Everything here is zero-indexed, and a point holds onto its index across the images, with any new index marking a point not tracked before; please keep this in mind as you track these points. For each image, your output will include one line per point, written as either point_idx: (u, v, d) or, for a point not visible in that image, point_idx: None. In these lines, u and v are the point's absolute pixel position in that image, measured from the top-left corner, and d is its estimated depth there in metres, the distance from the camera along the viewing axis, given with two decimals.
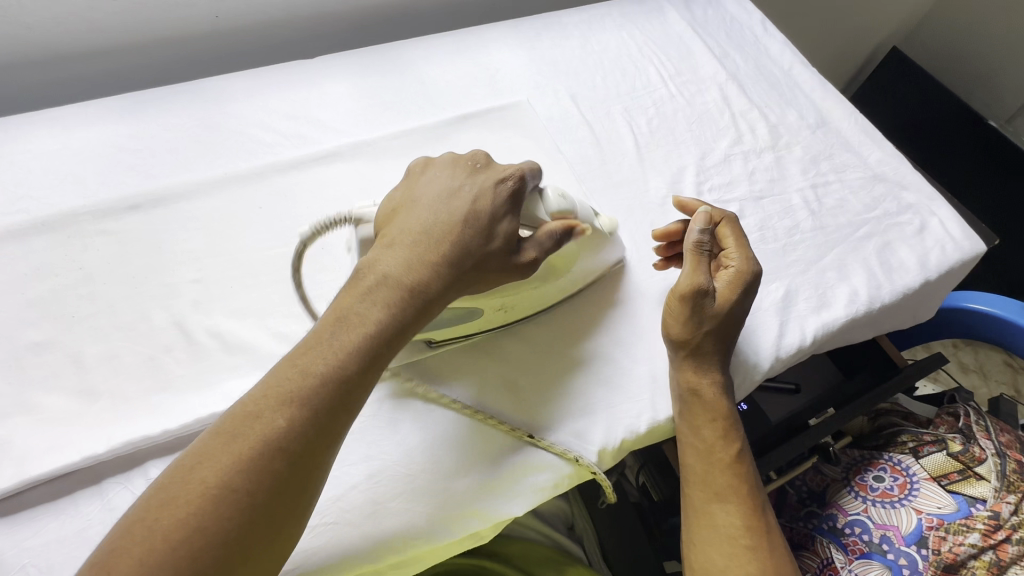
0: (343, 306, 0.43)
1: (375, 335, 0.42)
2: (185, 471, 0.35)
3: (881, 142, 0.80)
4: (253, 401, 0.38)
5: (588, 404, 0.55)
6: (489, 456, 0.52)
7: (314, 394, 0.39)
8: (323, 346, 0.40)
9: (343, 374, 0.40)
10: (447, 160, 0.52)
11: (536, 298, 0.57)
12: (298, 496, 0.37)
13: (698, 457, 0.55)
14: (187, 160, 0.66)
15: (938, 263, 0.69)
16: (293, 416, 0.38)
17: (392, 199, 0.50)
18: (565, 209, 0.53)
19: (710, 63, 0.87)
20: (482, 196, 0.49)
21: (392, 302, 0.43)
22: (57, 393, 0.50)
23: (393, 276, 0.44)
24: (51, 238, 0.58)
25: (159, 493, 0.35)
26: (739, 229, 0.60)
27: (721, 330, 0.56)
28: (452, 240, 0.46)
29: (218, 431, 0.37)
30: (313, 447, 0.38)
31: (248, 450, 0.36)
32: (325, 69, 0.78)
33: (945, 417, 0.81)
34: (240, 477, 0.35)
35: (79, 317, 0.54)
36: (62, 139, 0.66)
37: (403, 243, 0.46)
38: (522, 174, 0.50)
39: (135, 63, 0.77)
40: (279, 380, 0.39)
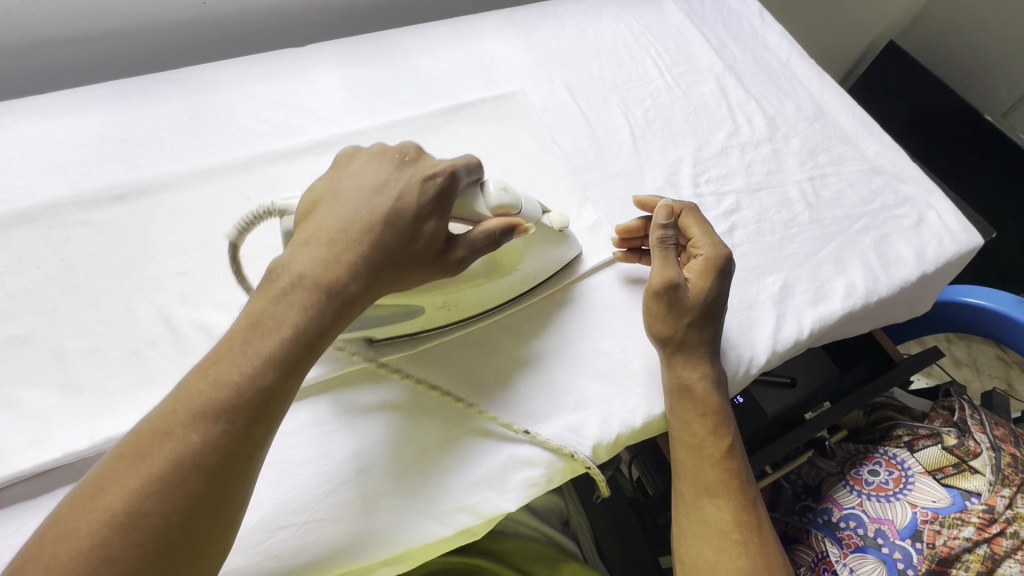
0: (256, 311, 0.41)
1: (293, 339, 0.41)
2: (87, 499, 0.34)
3: (879, 134, 0.80)
4: (160, 419, 0.36)
5: (582, 399, 0.54)
6: (480, 450, 0.51)
7: (226, 403, 0.37)
8: (235, 354, 0.39)
9: (261, 382, 0.39)
10: (376, 151, 0.50)
11: (480, 296, 0.54)
12: (218, 510, 0.36)
13: (688, 452, 0.54)
14: (173, 150, 0.65)
15: (936, 255, 0.69)
16: (207, 430, 0.36)
17: (313, 190, 0.48)
18: (507, 204, 0.50)
19: (707, 54, 0.86)
20: (407, 193, 0.46)
21: (309, 303, 0.42)
22: (38, 388, 0.49)
23: (309, 276, 0.43)
24: (32, 230, 0.56)
25: (55, 526, 0.33)
26: (704, 219, 0.60)
27: (704, 321, 0.56)
28: (374, 240, 0.45)
29: (122, 453, 0.35)
30: (231, 459, 0.37)
31: (156, 471, 0.35)
32: (315, 57, 0.76)
33: (940, 411, 0.80)
34: (148, 500, 0.34)
35: (61, 310, 0.53)
36: (44, 128, 0.64)
37: (319, 242, 0.44)
38: (454, 171, 0.47)
39: (121, 50, 0.75)
40: (187, 393, 0.37)
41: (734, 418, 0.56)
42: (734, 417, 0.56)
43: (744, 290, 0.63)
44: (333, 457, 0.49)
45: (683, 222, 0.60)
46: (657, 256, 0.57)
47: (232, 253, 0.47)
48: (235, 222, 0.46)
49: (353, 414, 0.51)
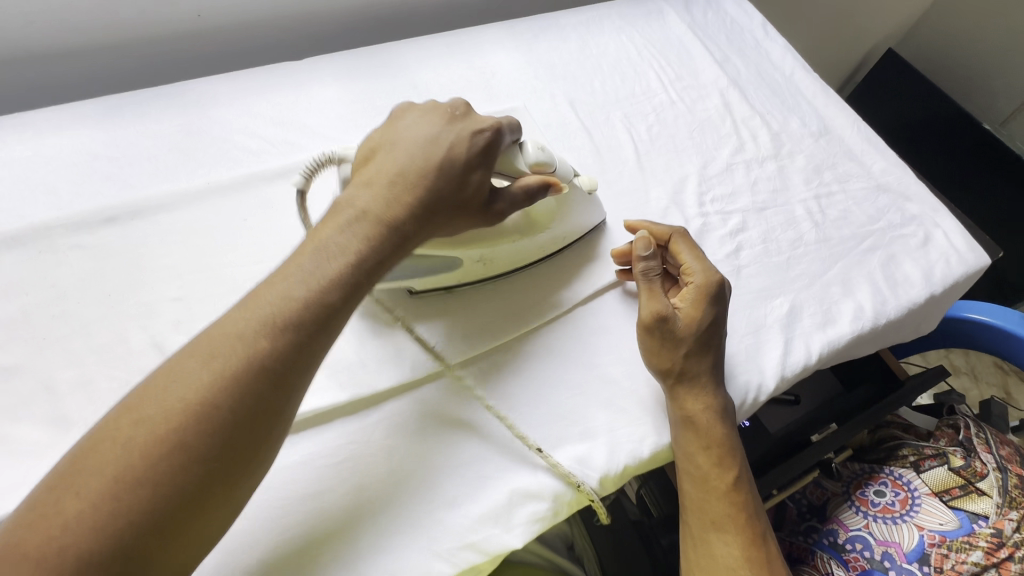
0: (320, 238, 0.44)
1: (355, 265, 0.44)
2: (163, 389, 0.37)
3: (884, 151, 0.79)
4: (234, 326, 0.40)
5: (589, 428, 0.53)
6: (484, 483, 0.50)
7: (292, 317, 0.41)
8: (302, 275, 0.42)
9: (323, 302, 0.42)
10: (427, 107, 0.53)
11: (513, 253, 0.59)
12: (277, 413, 0.40)
13: (693, 485, 0.53)
14: (167, 169, 0.63)
15: (943, 277, 0.68)
16: (274, 340, 0.40)
17: (370, 140, 0.51)
18: (543, 162, 0.56)
19: (711, 68, 0.85)
20: (458, 145, 0.50)
21: (371, 236, 0.45)
22: (27, 423, 0.47)
23: (371, 212, 0.46)
24: (20, 254, 0.55)
25: (130, 411, 0.36)
26: (692, 243, 0.60)
27: (703, 350, 0.55)
28: (428, 184, 0.48)
29: (195, 352, 0.39)
30: (292, 369, 0.40)
31: (227, 372, 0.38)
32: (313, 71, 0.75)
33: (945, 429, 0.80)
34: (220, 395, 0.37)
35: (51, 339, 0.51)
36: (34, 146, 0.62)
37: (380, 184, 0.47)
38: (499, 127, 0.52)
39: (114, 63, 0.73)
40: (256, 306, 0.41)
41: (740, 446, 0.55)
42: (741, 448, 0.55)
43: (751, 313, 0.62)
44: (332, 493, 0.48)
45: (674, 248, 0.60)
46: (641, 290, 0.57)
47: (299, 202, 0.52)
48: (302, 171, 0.51)
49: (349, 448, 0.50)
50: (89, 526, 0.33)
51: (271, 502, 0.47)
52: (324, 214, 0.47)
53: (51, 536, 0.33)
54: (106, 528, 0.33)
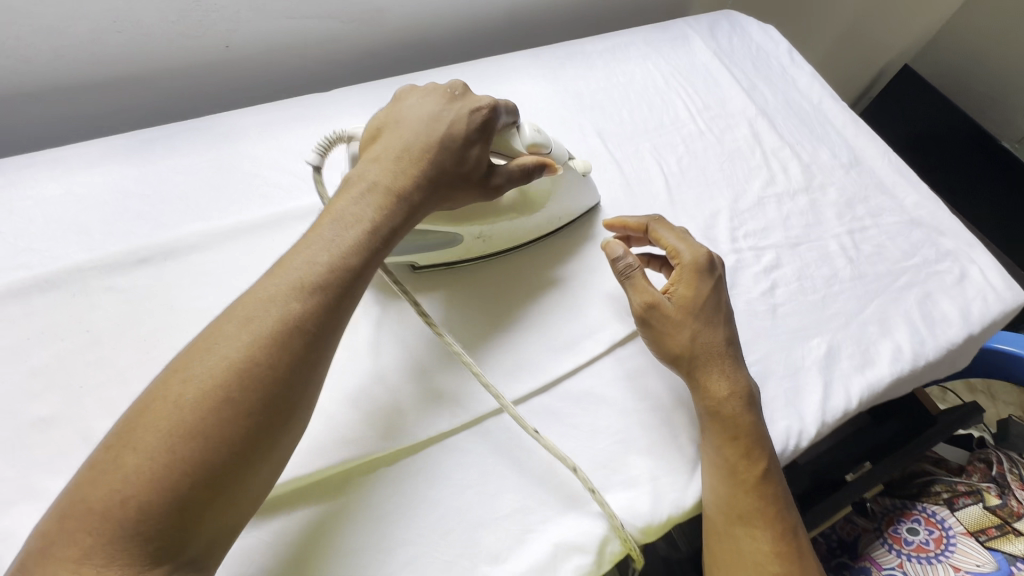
0: (336, 209, 0.46)
1: (371, 232, 0.46)
2: (204, 351, 0.38)
3: (916, 184, 0.78)
4: (265, 289, 0.41)
5: (632, 476, 0.53)
6: (525, 534, 0.49)
7: (322, 278, 0.42)
8: (325, 241, 0.44)
9: (346, 265, 0.43)
10: (428, 88, 0.56)
11: (509, 230, 0.62)
12: (312, 372, 0.40)
13: (722, 480, 0.52)
14: (198, 207, 0.62)
15: (981, 315, 0.67)
16: (304, 300, 0.41)
17: (376, 120, 0.53)
18: (539, 143, 0.57)
19: (739, 97, 0.85)
20: (457, 120, 0.52)
21: (383, 206, 0.47)
22: (65, 476, 0.47)
23: (385, 184, 0.48)
24: (54, 297, 0.54)
25: (177, 372, 0.37)
26: (668, 225, 0.62)
27: (710, 324, 0.56)
28: (431, 158, 0.50)
29: (231, 316, 0.40)
30: (324, 328, 0.41)
31: (265, 332, 0.39)
32: (341, 103, 0.74)
33: (977, 464, 0.80)
34: (259, 353, 0.38)
35: (88, 387, 0.50)
36: (65, 184, 0.62)
37: (388, 158, 0.49)
38: (495, 105, 0.53)
39: (141, 94, 0.73)
40: (285, 271, 0.42)
41: (767, 435, 0.55)
42: (769, 439, 0.55)
43: (789, 354, 0.61)
44: (376, 523, 0.48)
45: (656, 234, 0.61)
46: (627, 286, 0.58)
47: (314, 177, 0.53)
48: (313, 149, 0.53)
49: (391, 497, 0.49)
50: (146, 479, 0.34)
51: (312, 537, 0.47)
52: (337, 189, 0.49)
53: (112, 491, 0.33)
54: (161, 480, 0.34)
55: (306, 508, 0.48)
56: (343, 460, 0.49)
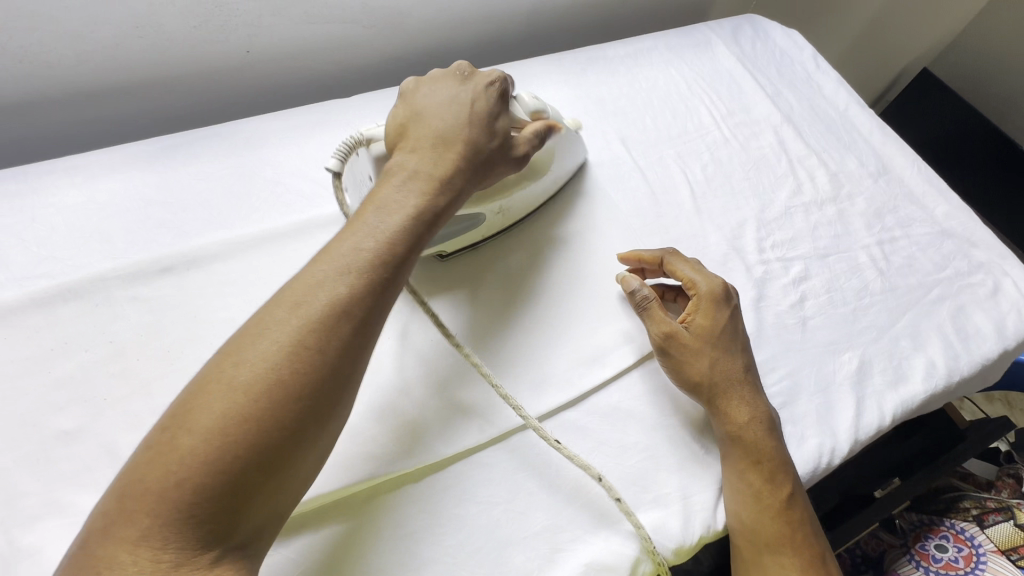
0: (379, 196, 0.45)
1: (416, 216, 0.45)
2: (254, 336, 0.37)
3: (946, 193, 0.76)
4: (312, 274, 0.40)
5: (662, 494, 0.52)
6: (555, 553, 0.48)
7: (370, 261, 0.41)
8: (370, 228, 0.43)
9: (393, 251, 0.43)
10: (434, 74, 0.54)
11: (523, 202, 0.63)
12: (360, 356, 0.40)
13: (746, 506, 0.51)
14: (220, 215, 0.62)
15: (1015, 330, 0.65)
16: (352, 283, 0.40)
17: (394, 115, 0.52)
18: (539, 109, 0.58)
19: (764, 103, 0.83)
20: (478, 100, 0.52)
21: (426, 189, 0.46)
22: (90, 491, 0.46)
23: (423, 170, 0.47)
24: (77, 307, 0.54)
25: (230, 356, 0.37)
26: (683, 256, 0.61)
27: (731, 350, 0.56)
28: (464, 139, 0.50)
29: (280, 302, 0.39)
30: (372, 311, 0.40)
31: (315, 315, 0.38)
32: (362, 110, 0.73)
33: (1006, 480, 0.79)
34: (310, 337, 0.37)
35: (112, 400, 0.50)
36: (87, 191, 0.61)
37: (422, 145, 0.49)
38: (505, 78, 0.54)
39: (162, 100, 0.72)
40: (332, 255, 0.41)
41: (790, 458, 0.54)
42: (792, 462, 0.53)
43: (820, 369, 0.60)
44: (398, 547, 0.47)
45: (671, 266, 0.60)
46: (644, 318, 0.57)
47: (336, 184, 0.54)
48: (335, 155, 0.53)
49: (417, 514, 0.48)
50: (200, 460, 0.33)
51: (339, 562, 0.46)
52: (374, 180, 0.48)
53: (168, 472, 0.33)
54: (216, 462, 0.33)
55: (331, 526, 0.47)
56: (366, 478, 0.48)
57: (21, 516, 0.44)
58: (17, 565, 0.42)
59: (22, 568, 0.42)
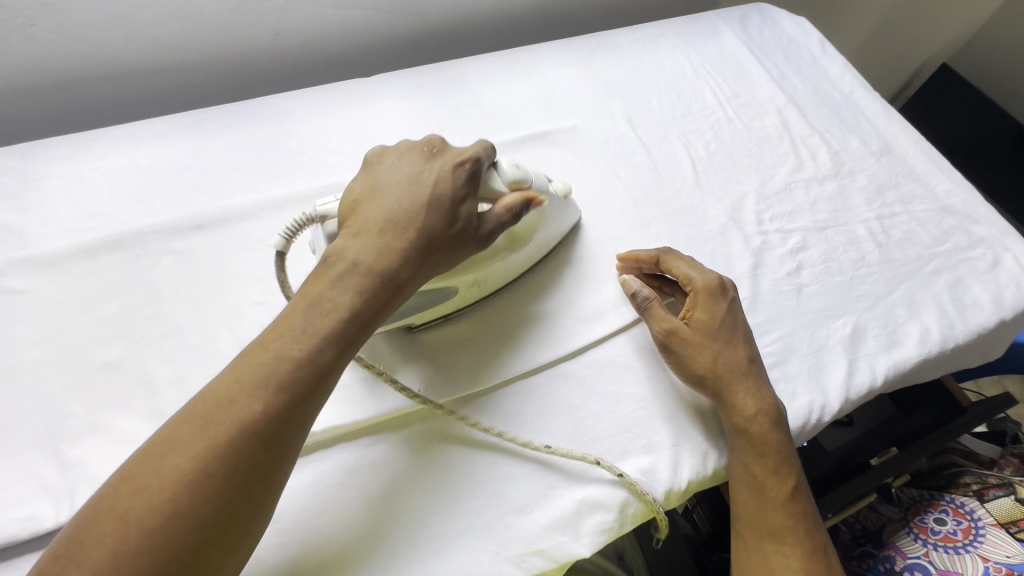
0: (313, 293, 0.45)
1: (346, 319, 0.44)
2: (158, 456, 0.38)
3: (949, 172, 0.78)
4: (226, 387, 0.40)
5: (653, 442, 0.54)
6: (547, 488, 0.51)
7: (286, 377, 0.41)
8: (295, 332, 0.43)
9: (315, 361, 0.42)
10: (403, 148, 0.53)
11: (503, 269, 0.59)
12: (270, 477, 0.40)
13: (750, 494, 0.53)
14: (248, 180, 0.67)
15: (1013, 302, 0.66)
16: (267, 401, 0.40)
17: (354, 188, 0.51)
18: (519, 178, 0.55)
19: (768, 86, 0.85)
20: (442, 180, 0.50)
21: (363, 287, 0.45)
22: (128, 415, 0.51)
23: (363, 261, 0.46)
24: (120, 257, 0.59)
25: (130, 479, 0.37)
26: (678, 254, 0.62)
27: (730, 343, 0.56)
28: (417, 225, 0.48)
29: (190, 417, 0.39)
30: (285, 430, 0.40)
31: (222, 437, 0.38)
32: (381, 88, 0.78)
33: (1010, 459, 0.80)
34: (212, 462, 0.37)
35: (149, 338, 0.55)
36: (130, 156, 0.67)
37: (370, 231, 0.47)
38: (477, 156, 0.52)
39: (198, 79, 0.78)
40: (250, 366, 0.41)
41: (795, 451, 0.55)
42: (798, 456, 0.55)
43: (813, 333, 0.62)
44: (400, 487, 0.50)
45: (667, 264, 0.60)
46: (646, 317, 0.59)
47: (279, 263, 0.51)
48: (280, 231, 0.50)
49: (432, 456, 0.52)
50: None
51: (347, 498, 0.49)
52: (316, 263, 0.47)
53: None
54: None
55: (343, 455, 0.51)
56: (374, 416, 0.52)
57: (67, 434, 0.49)
58: (64, 475, 0.47)
59: (69, 478, 0.47)
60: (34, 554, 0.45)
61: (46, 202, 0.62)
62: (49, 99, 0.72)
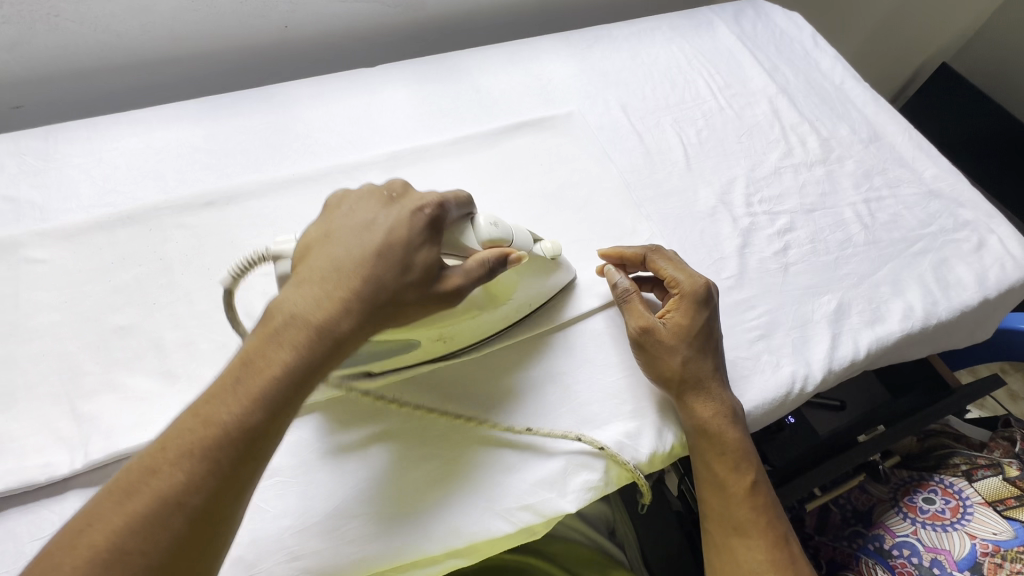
0: (245, 352, 0.41)
1: (280, 380, 0.40)
2: (74, 534, 0.35)
3: (936, 158, 0.80)
4: (149, 457, 0.37)
5: (639, 408, 0.56)
6: (530, 450, 0.53)
7: (213, 446, 0.37)
8: (225, 395, 0.39)
9: (247, 427, 0.38)
10: (365, 191, 0.50)
11: (473, 328, 0.54)
12: (198, 548, 0.36)
13: (713, 493, 0.54)
14: (257, 161, 0.70)
15: (997, 281, 0.68)
16: (191, 470, 0.36)
17: (308, 233, 0.47)
18: (498, 238, 0.51)
19: (760, 76, 0.88)
20: (397, 227, 0.46)
21: (300, 343, 0.41)
22: (140, 374, 0.54)
23: (302, 314, 0.42)
24: (134, 230, 0.62)
25: (47, 561, 0.34)
26: (666, 254, 0.61)
27: (702, 353, 0.56)
28: (364, 276, 0.44)
29: (111, 489, 0.36)
30: (214, 500, 0.37)
31: (141, 507, 0.35)
32: (385, 77, 0.81)
33: (1000, 442, 0.81)
34: (130, 536, 0.34)
35: (160, 304, 0.58)
36: (145, 139, 0.70)
37: (312, 280, 0.43)
38: (443, 201, 0.48)
39: (209, 69, 0.82)
40: (176, 433, 0.38)
41: (754, 448, 0.56)
42: (755, 450, 0.56)
43: (798, 308, 0.64)
44: (389, 450, 0.52)
45: (653, 264, 0.60)
46: (624, 311, 0.59)
47: (227, 300, 0.48)
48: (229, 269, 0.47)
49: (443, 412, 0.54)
50: None
51: (339, 459, 0.51)
52: (256, 318, 0.43)
53: None
54: None
55: (334, 416, 0.53)
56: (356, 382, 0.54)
57: (82, 390, 0.52)
58: (79, 427, 0.50)
59: (83, 429, 0.50)
60: (50, 498, 0.48)
61: (66, 180, 0.66)
62: (71, 87, 0.76)
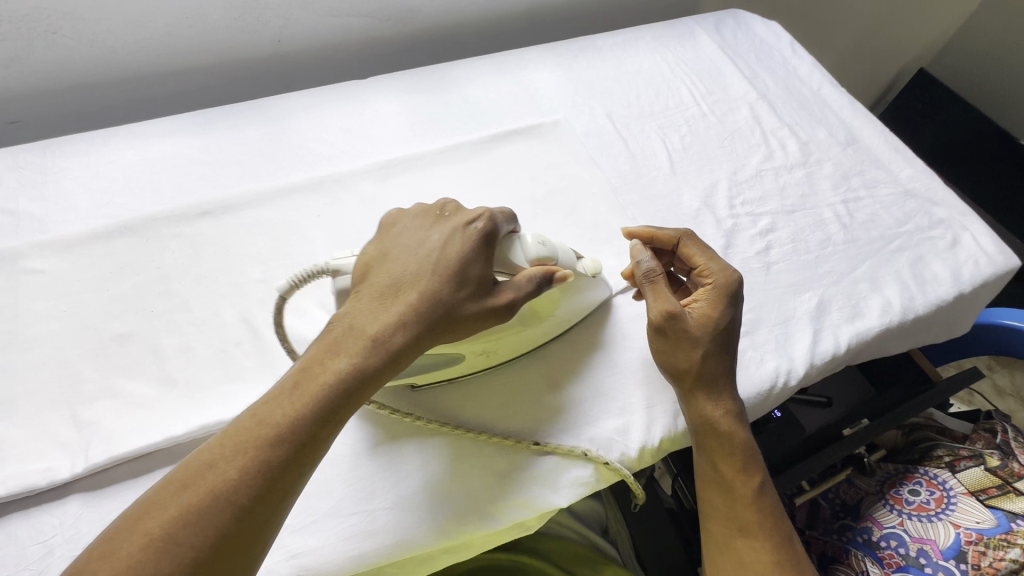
0: (306, 359, 0.43)
1: (335, 387, 0.42)
2: (133, 520, 0.36)
3: (911, 159, 0.82)
4: (209, 452, 0.39)
5: (627, 404, 0.58)
6: (523, 447, 0.54)
7: (268, 446, 0.39)
8: (283, 397, 0.41)
9: (300, 431, 0.40)
10: (419, 211, 0.53)
11: (517, 343, 0.56)
12: (243, 549, 0.37)
13: (720, 495, 0.56)
14: (251, 171, 0.72)
15: (972, 276, 0.70)
16: (246, 468, 0.38)
17: (366, 251, 0.50)
18: (545, 256, 0.52)
19: (741, 83, 0.91)
20: (451, 243, 0.48)
21: (357, 354, 0.43)
22: (138, 380, 0.55)
23: (360, 326, 0.45)
24: (132, 240, 0.63)
25: (104, 546, 0.35)
26: (700, 241, 0.63)
27: (721, 351, 0.57)
28: (420, 290, 0.46)
29: (171, 480, 0.38)
30: (263, 502, 0.38)
31: (197, 501, 0.37)
32: (376, 88, 0.83)
33: (981, 433, 0.83)
34: (185, 530, 0.36)
35: (157, 312, 0.59)
36: (141, 151, 0.72)
37: (371, 294, 0.46)
38: (492, 218, 0.49)
39: (203, 82, 0.84)
40: (235, 431, 0.40)
41: (758, 450, 0.57)
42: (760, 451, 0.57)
43: (781, 306, 0.66)
44: (388, 449, 0.53)
45: (685, 251, 0.62)
46: (648, 289, 0.59)
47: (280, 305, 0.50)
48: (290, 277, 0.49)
49: (440, 413, 0.55)
50: None
51: (338, 460, 0.52)
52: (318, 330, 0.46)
53: None
54: None
55: None
56: None
57: (82, 397, 0.53)
58: (79, 433, 0.51)
59: (83, 435, 0.51)
60: (52, 502, 0.49)
61: (64, 192, 0.67)
62: (69, 102, 0.77)
